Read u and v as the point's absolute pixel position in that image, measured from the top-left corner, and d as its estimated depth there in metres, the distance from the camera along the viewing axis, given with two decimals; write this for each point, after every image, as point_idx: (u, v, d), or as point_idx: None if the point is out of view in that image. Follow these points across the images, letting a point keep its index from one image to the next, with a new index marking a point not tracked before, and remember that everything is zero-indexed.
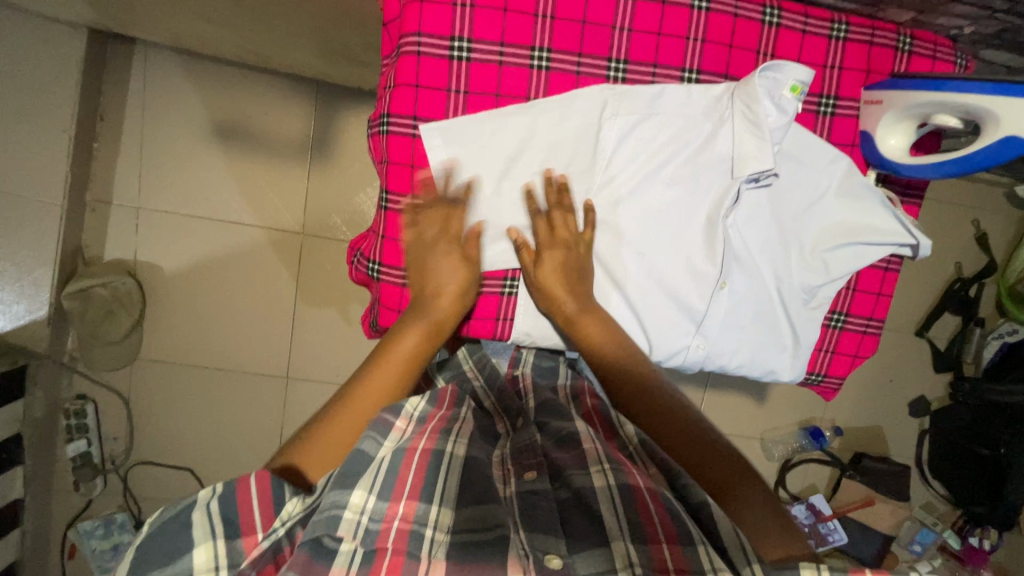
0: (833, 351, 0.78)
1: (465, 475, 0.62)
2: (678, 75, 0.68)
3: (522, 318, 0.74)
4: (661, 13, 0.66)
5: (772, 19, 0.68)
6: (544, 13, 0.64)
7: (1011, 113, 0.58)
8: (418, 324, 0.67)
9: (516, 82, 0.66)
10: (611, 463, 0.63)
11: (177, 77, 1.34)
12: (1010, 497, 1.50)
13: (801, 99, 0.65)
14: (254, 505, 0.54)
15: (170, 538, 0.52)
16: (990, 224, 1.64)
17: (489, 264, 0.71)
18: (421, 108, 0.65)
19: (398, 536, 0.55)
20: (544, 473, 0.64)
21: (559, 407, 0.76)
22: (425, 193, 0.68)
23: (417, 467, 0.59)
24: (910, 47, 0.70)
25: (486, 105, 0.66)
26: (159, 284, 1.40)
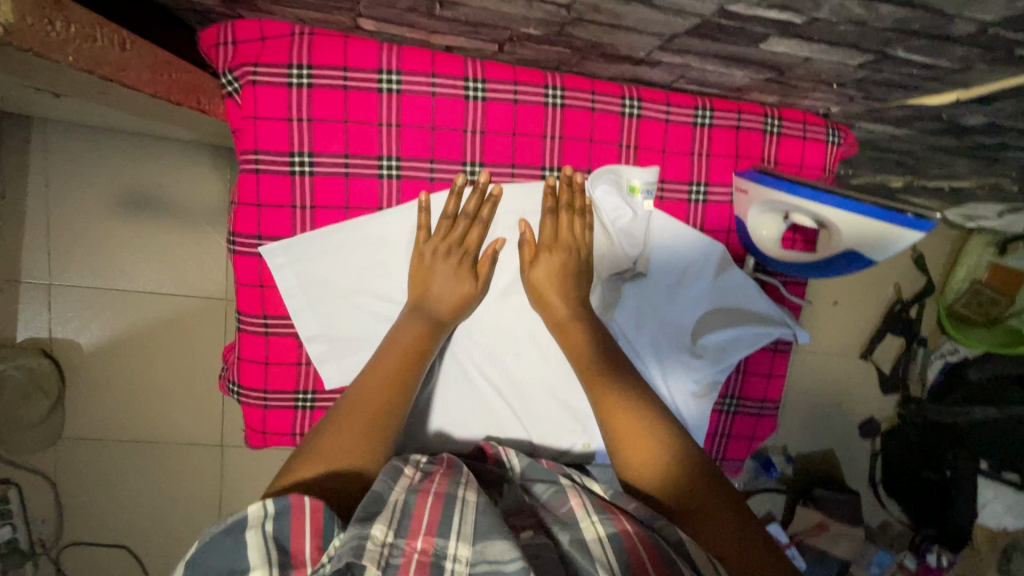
0: (728, 435, 0.80)
1: (481, 511, 0.59)
2: (537, 173, 0.71)
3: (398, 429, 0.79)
4: (513, 113, 0.68)
5: (632, 111, 0.69)
6: (388, 123, 0.67)
7: (852, 230, 0.62)
8: (418, 331, 0.70)
9: (366, 192, 0.69)
10: (598, 512, 0.61)
11: (82, 147, 1.29)
12: (959, 517, 1.55)
13: (647, 197, 0.71)
14: (306, 535, 0.55)
15: (223, 555, 0.52)
16: (928, 245, 1.63)
17: None
18: (266, 227, 0.68)
19: (418, 567, 0.54)
20: (541, 530, 0.61)
21: (545, 476, 0.71)
22: (276, 311, 0.71)
23: (431, 505, 0.59)
24: (778, 128, 0.71)
25: (336, 216, 0.69)
26: (78, 361, 1.35)
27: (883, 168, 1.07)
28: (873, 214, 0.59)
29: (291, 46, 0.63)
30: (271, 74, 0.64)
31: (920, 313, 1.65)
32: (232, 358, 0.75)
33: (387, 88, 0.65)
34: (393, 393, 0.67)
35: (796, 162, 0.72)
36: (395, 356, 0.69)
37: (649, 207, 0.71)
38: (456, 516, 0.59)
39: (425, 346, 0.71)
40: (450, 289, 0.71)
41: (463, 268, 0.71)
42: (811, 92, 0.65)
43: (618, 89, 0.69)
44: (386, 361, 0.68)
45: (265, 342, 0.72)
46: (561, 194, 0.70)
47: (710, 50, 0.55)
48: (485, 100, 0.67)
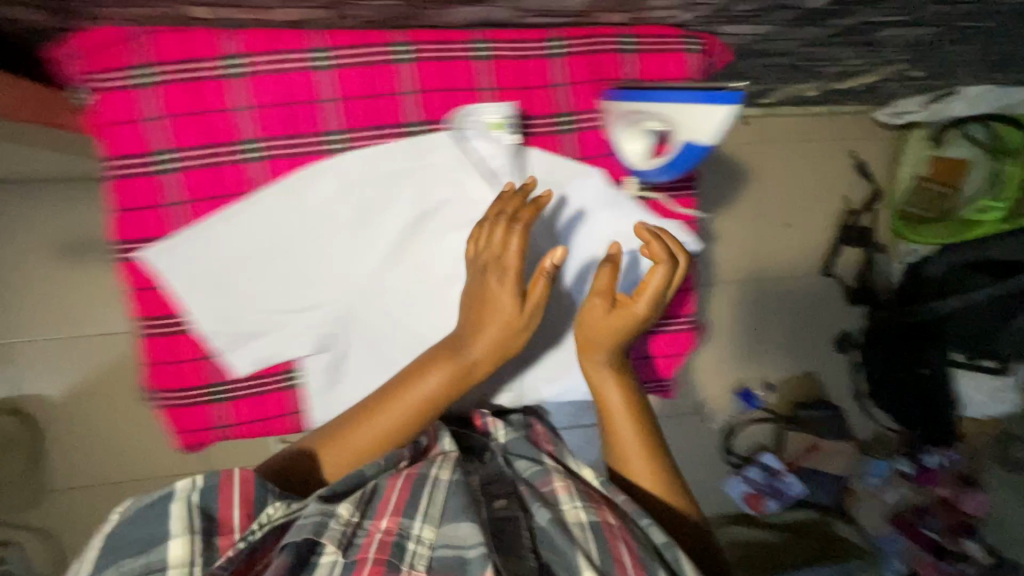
0: (650, 356, 0.81)
1: (449, 499, 0.58)
2: (402, 130, 0.66)
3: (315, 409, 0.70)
4: (366, 74, 0.64)
5: (484, 53, 0.66)
6: (241, 106, 0.63)
7: (693, 119, 0.60)
8: (446, 375, 0.65)
9: (234, 180, 0.64)
10: (581, 500, 0.62)
11: (18, 204, 1.31)
12: (945, 407, 1.59)
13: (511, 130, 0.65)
14: (233, 504, 0.57)
15: (138, 524, 0.54)
16: (868, 151, 1.63)
17: (266, 359, 0.68)
18: (141, 230, 0.63)
19: (380, 546, 0.54)
20: (514, 502, 0.63)
21: (528, 451, 0.70)
22: (174, 306, 0.65)
23: (400, 486, 0.58)
24: (634, 46, 0.69)
25: (210, 208, 0.64)
26: (50, 413, 1.37)
27: (786, 77, 1.07)
28: (710, 98, 0.58)
29: (129, 48, 0.60)
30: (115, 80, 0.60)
31: (873, 220, 1.65)
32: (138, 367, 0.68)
33: (234, 73, 0.62)
34: (385, 431, 0.65)
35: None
36: (413, 397, 0.65)
37: (516, 139, 0.65)
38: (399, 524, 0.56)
39: (443, 395, 0.66)
40: (482, 344, 0.65)
41: (508, 281, 0.63)
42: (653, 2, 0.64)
43: (465, 34, 0.66)
44: (400, 402, 0.65)
45: (170, 342, 0.66)
46: (648, 244, 0.65)
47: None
48: (335, 67, 0.64)
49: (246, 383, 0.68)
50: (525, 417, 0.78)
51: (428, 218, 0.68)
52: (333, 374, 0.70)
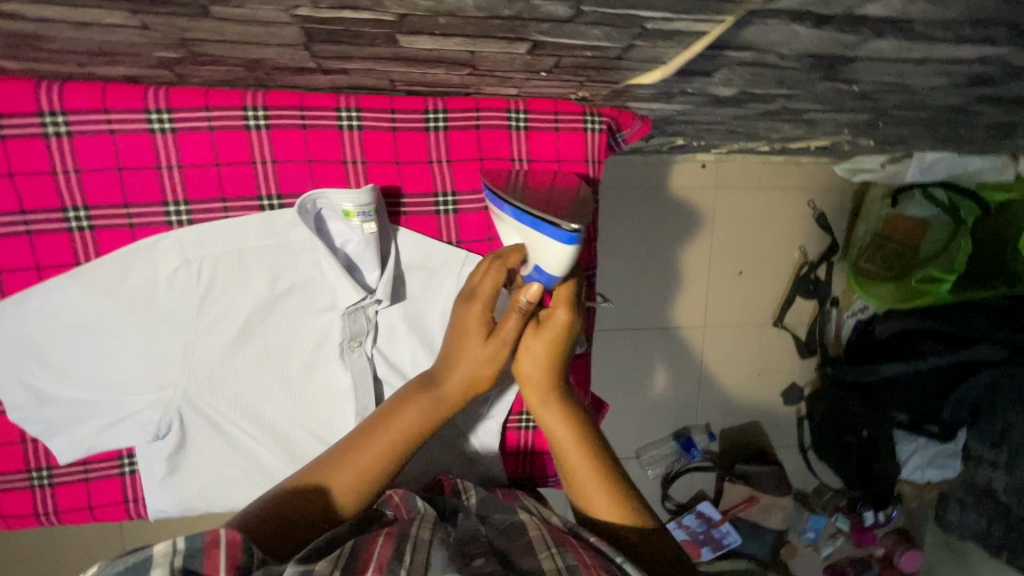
0: (535, 452, 0.73)
1: (434, 550, 0.48)
2: (255, 204, 0.60)
3: (153, 495, 0.63)
4: (213, 141, 0.58)
5: (350, 123, 0.59)
6: (66, 169, 0.56)
7: (536, 246, 0.53)
8: (419, 411, 0.57)
9: (58, 250, 0.58)
10: (555, 545, 0.53)
11: None
12: (883, 473, 1.53)
13: (367, 220, 0.57)
14: (221, 567, 0.43)
15: None
16: (831, 200, 1.57)
17: (91, 448, 0.61)
18: None
19: None
20: (494, 557, 0.51)
21: (506, 516, 0.61)
22: None
23: (383, 543, 0.49)
24: (524, 122, 0.63)
25: (30, 279, 0.58)
26: None
27: (730, 137, 1.01)
28: (538, 226, 0.52)
29: None
30: None
31: (829, 273, 1.61)
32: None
33: (54, 132, 0.55)
34: (374, 471, 0.56)
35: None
36: (391, 434, 0.56)
37: (371, 230, 0.58)
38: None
39: (423, 431, 0.58)
40: (463, 373, 0.57)
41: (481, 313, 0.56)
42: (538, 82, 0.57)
43: (332, 99, 0.59)
44: (385, 430, 0.56)
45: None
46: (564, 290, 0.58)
47: (393, 53, 0.47)
48: (176, 130, 0.57)
49: (77, 469, 0.62)
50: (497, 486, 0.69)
51: (283, 302, 0.62)
52: (174, 461, 0.62)
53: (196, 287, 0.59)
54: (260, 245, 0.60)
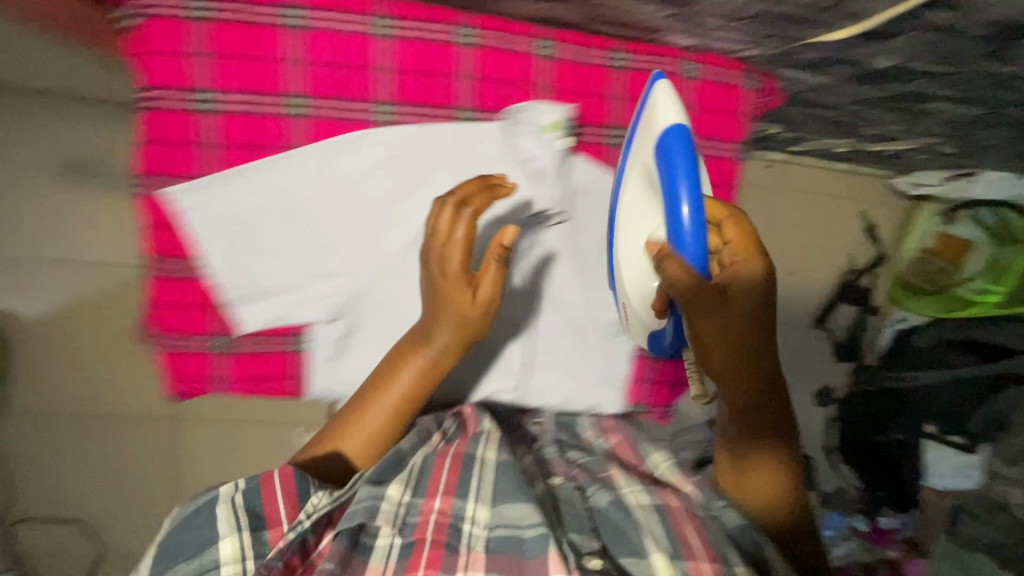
0: (671, 375, 0.85)
1: (496, 474, 0.77)
2: (454, 110, 0.84)
3: (320, 375, 0.87)
4: (434, 55, 0.81)
5: (541, 54, 0.83)
6: (299, 62, 0.79)
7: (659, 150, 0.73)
8: (418, 366, 0.83)
9: (274, 129, 0.81)
10: (660, 483, 0.82)
11: (25, 112, 1.27)
12: (908, 478, 1.61)
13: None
14: (279, 503, 0.74)
15: (189, 526, 0.71)
16: (880, 214, 1.66)
17: (270, 315, 0.84)
18: (168, 163, 0.80)
19: (438, 527, 0.71)
20: (570, 480, 0.82)
21: (581, 443, 0.92)
22: (173, 242, 0.82)
23: (449, 468, 0.79)
24: (694, 71, 0.83)
25: (244, 153, 0.81)
26: (24, 334, 1.33)
27: (824, 130, 1.08)
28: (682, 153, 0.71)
29: (215, 29, 0.77)
30: (169, 33, 0.77)
31: (872, 282, 1.67)
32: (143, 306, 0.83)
33: (301, 33, 0.78)
34: (402, 405, 0.83)
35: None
36: (397, 392, 0.82)
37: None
38: (510, 435, 0.90)
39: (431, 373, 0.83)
40: (448, 331, 0.82)
41: (486, 281, 0.81)
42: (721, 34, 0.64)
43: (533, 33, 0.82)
44: (384, 397, 0.82)
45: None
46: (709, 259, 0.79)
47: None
48: (408, 43, 0.80)
49: (236, 345, 0.86)
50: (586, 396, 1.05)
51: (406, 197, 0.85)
52: (341, 342, 0.87)
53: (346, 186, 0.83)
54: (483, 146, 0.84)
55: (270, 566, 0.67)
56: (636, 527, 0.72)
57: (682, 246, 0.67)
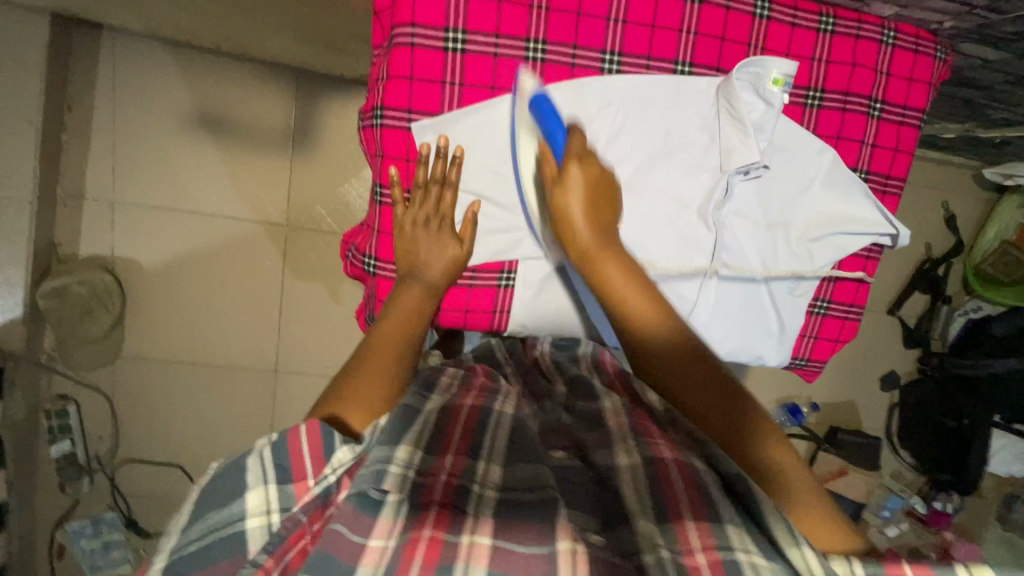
0: (816, 337, 0.82)
1: (514, 431, 0.61)
2: (671, 68, 0.70)
3: (518, 309, 0.79)
4: (676, 6, 0.68)
5: (762, 13, 0.70)
6: (539, 6, 0.66)
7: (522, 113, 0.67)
8: (418, 294, 0.70)
9: (512, 73, 0.68)
10: (635, 436, 0.61)
11: (156, 63, 1.30)
12: (974, 464, 1.59)
13: (785, 91, 0.69)
14: (305, 457, 0.53)
15: (229, 483, 0.52)
16: (959, 206, 1.71)
17: (486, 257, 0.76)
18: (416, 101, 0.68)
19: (446, 489, 0.52)
20: (574, 455, 0.62)
21: (586, 385, 0.72)
22: (394, 149, 0.70)
23: (464, 421, 0.60)
24: (893, 40, 0.72)
25: (481, 96, 0.69)
26: (140, 280, 1.36)
27: (951, 112, 1.12)
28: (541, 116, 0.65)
29: (448, 10, 0.65)
30: (428, 37, 0.66)
31: (947, 271, 1.72)
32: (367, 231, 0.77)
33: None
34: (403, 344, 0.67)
35: (902, 100, 0.75)
36: (400, 317, 0.68)
37: (784, 102, 0.69)
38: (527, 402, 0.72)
39: (424, 310, 0.70)
40: (436, 258, 0.71)
41: (446, 233, 0.71)
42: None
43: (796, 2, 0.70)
44: (390, 321, 0.68)
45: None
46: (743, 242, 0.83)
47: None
48: None
49: (466, 274, 0.76)
50: (593, 349, 0.79)
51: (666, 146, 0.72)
52: (541, 284, 0.78)
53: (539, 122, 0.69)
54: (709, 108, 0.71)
55: (294, 521, 0.50)
56: (632, 534, 0.51)
57: (551, 135, 0.65)
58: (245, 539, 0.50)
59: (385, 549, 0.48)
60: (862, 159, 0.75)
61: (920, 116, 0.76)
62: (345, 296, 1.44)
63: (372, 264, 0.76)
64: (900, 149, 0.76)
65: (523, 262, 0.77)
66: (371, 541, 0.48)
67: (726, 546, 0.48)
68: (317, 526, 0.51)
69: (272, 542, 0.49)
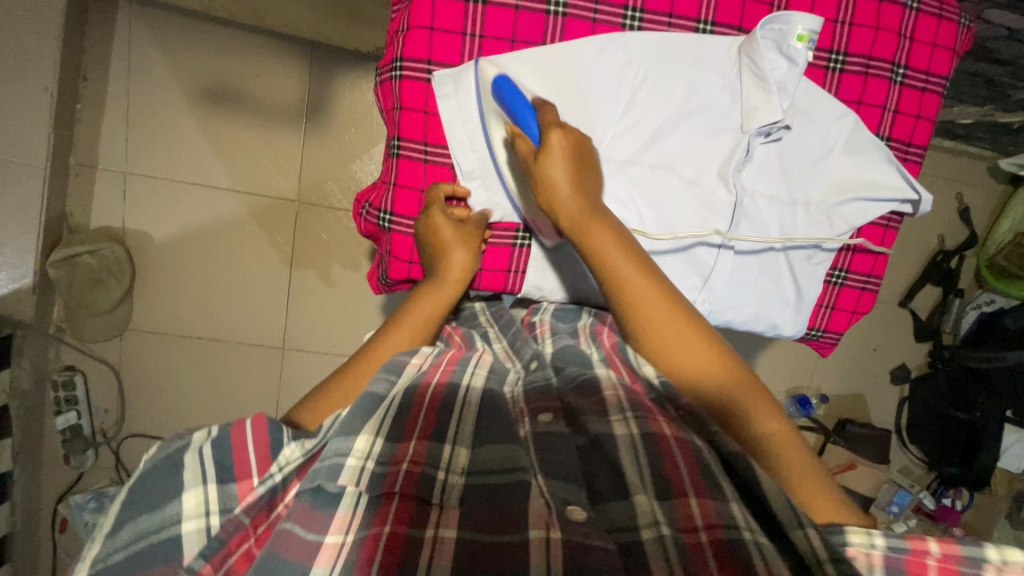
0: (833, 307, 0.81)
1: (479, 411, 0.60)
2: (693, 26, 0.69)
3: (533, 271, 0.79)
4: None
5: None
6: None
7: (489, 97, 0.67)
8: (428, 301, 0.71)
9: (533, 27, 0.68)
10: (634, 409, 0.59)
11: (174, 37, 1.30)
12: (983, 458, 1.56)
13: (810, 48, 0.67)
14: (248, 451, 0.53)
15: (162, 480, 0.50)
16: (973, 198, 1.70)
17: (502, 216, 0.76)
18: (436, 53, 0.68)
19: (406, 479, 0.52)
20: (559, 417, 0.61)
21: (579, 356, 0.69)
22: (413, 102, 0.70)
23: (428, 402, 0.59)
24: (918, 4, 0.72)
25: (502, 51, 0.68)
26: (149, 253, 1.36)
27: (970, 92, 1.10)
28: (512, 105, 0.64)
29: None
30: None
31: (960, 264, 1.70)
32: (382, 185, 0.76)
33: None
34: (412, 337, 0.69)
35: (926, 66, 0.74)
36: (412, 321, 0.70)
37: (808, 60, 0.68)
38: (509, 361, 0.72)
39: (436, 311, 0.71)
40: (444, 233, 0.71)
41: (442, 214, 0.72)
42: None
43: None
44: (401, 332, 0.69)
45: (423, 169, 0.73)
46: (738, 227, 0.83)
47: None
48: None
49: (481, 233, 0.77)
50: (596, 314, 0.78)
51: (687, 108, 0.71)
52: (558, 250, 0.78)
53: (553, 83, 0.68)
54: (730, 71, 0.70)
55: (236, 525, 0.49)
56: (630, 507, 0.51)
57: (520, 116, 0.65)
58: (180, 545, 0.48)
59: (342, 543, 0.48)
60: (883, 125, 0.74)
61: (944, 83, 0.75)
62: (352, 274, 1.43)
63: (387, 219, 0.76)
64: (922, 117, 0.75)
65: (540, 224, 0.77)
66: (327, 538, 0.49)
67: (731, 526, 0.47)
68: (262, 528, 0.51)
69: (210, 548, 0.48)
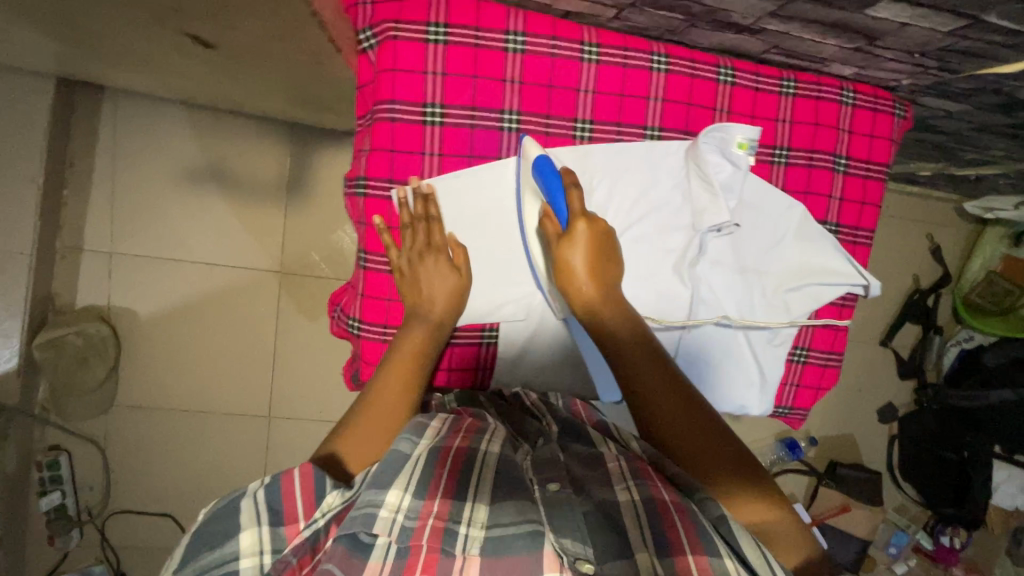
0: (798, 384, 0.83)
1: (501, 472, 0.57)
2: (641, 133, 0.73)
3: (500, 368, 0.81)
4: (648, 78, 0.72)
5: (726, 78, 0.73)
6: (512, 79, 0.70)
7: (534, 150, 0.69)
8: (423, 334, 0.70)
9: (489, 142, 0.72)
10: (634, 476, 0.58)
11: (158, 122, 1.35)
12: (977, 497, 1.57)
13: (750, 154, 0.72)
14: (296, 497, 0.54)
15: (218, 523, 0.52)
16: (944, 238, 1.74)
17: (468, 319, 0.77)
18: (397, 172, 0.71)
19: (433, 533, 0.51)
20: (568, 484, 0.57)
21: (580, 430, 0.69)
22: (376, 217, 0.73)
23: (451, 465, 0.57)
24: (853, 100, 0.76)
25: (459, 165, 0.72)
26: (134, 329, 1.38)
27: (923, 154, 1.15)
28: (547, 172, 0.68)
29: (425, 85, 0.68)
30: (405, 112, 0.69)
31: (936, 302, 1.73)
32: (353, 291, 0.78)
33: (513, 47, 0.69)
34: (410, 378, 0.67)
35: (865, 156, 0.78)
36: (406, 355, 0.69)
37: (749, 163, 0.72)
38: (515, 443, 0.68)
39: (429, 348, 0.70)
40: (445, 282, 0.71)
41: (443, 264, 0.72)
42: (882, 53, 0.68)
43: (777, 72, 0.74)
44: (393, 369, 0.68)
45: (388, 281, 0.75)
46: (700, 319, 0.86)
47: (822, 15, 0.61)
48: (599, 62, 0.70)
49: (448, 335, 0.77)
50: (565, 400, 0.78)
51: (639, 210, 0.75)
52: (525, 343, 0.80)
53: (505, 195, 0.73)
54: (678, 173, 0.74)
55: (285, 563, 0.50)
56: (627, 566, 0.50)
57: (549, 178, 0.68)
58: None
59: None
60: (830, 213, 0.78)
61: (885, 169, 0.79)
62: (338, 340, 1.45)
63: (356, 325, 0.78)
64: (868, 202, 0.79)
65: (504, 323, 0.79)
66: None
67: None
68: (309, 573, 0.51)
69: None
